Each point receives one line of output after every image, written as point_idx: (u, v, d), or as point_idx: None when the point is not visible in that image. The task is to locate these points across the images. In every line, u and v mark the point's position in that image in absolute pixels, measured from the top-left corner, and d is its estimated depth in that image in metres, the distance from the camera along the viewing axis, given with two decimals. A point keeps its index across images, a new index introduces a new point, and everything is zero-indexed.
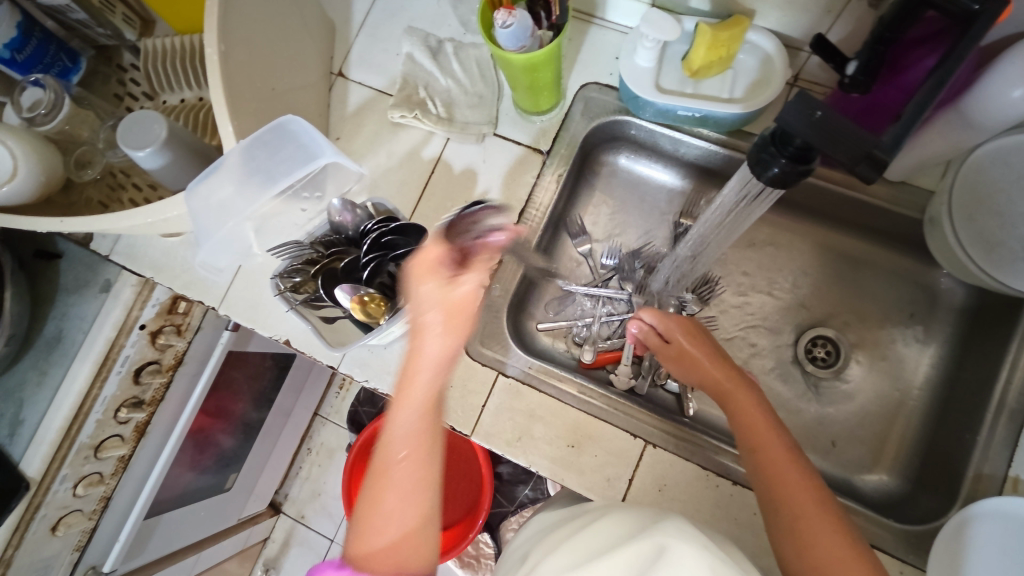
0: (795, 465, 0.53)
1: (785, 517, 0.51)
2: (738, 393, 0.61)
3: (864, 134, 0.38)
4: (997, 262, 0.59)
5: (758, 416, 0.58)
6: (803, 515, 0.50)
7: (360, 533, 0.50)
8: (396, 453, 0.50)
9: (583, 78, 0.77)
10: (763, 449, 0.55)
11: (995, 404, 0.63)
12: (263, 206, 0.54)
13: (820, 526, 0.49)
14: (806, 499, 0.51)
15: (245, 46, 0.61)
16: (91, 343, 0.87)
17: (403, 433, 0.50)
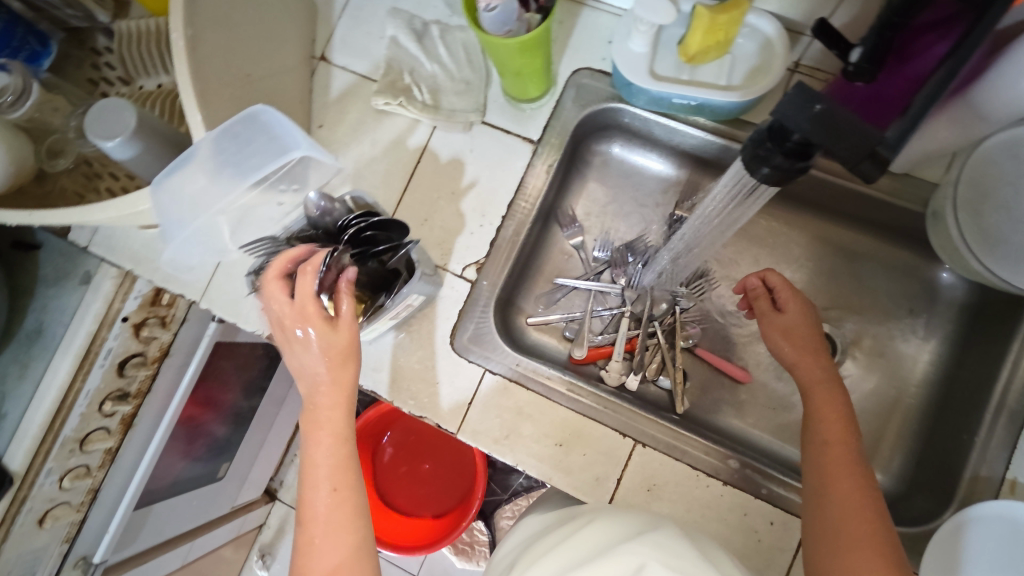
0: (861, 476, 0.52)
1: (828, 519, 0.51)
2: (821, 392, 0.59)
3: (870, 130, 0.35)
4: (1001, 259, 0.57)
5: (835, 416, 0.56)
6: (848, 522, 0.50)
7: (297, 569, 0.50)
8: (323, 490, 0.50)
9: (574, 63, 0.74)
10: (831, 450, 0.55)
11: (994, 404, 0.61)
12: (227, 204, 0.50)
13: (857, 536, 0.49)
14: (858, 510, 0.50)
15: (217, 31, 0.58)
16: (72, 336, 0.85)
17: (319, 469, 0.50)
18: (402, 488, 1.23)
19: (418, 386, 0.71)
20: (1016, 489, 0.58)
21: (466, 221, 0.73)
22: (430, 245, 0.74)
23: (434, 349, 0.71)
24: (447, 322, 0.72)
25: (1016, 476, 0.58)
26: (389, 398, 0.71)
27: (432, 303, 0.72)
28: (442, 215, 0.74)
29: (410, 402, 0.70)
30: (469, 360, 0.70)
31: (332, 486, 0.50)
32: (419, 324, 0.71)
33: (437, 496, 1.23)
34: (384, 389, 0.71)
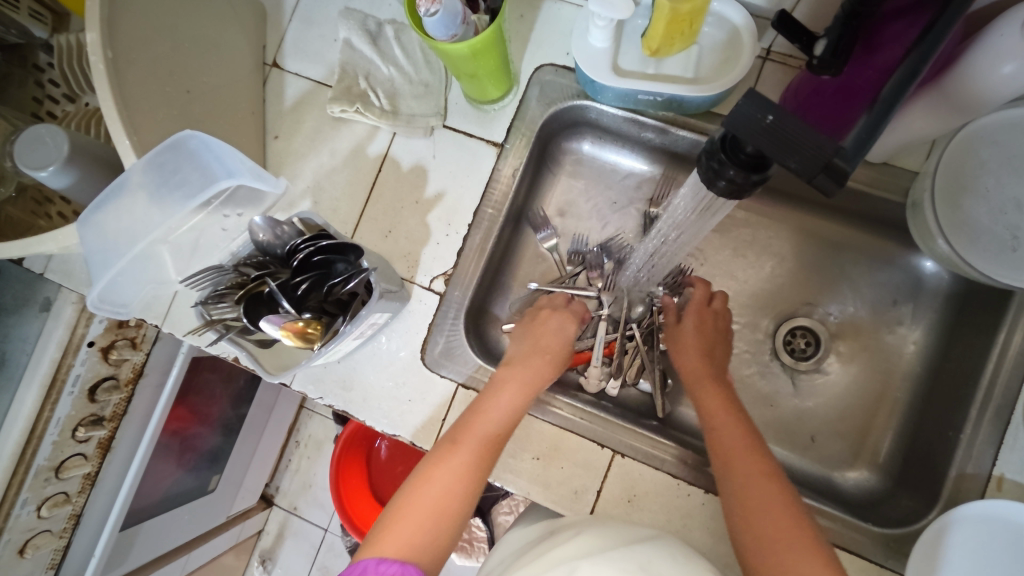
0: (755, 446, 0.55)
1: (737, 492, 0.52)
2: (709, 385, 0.61)
3: (825, 140, 0.33)
4: (982, 252, 0.55)
5: (721, 405, 0.59)
6: (752, 489, 0.51)
7: (372, 538, 0.50)
8: (435, 488, 0.53)
9: (537, 59, 0.71)
10: (722, 432, 0.57)
11: (980, 399, 0.59)
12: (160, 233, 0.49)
13: (765, 504, 0.50)
14: (758, 479, 0.52)
15: (147, 49, 0.55)
16: (37, 364, 0.83)
17: (448, 470, 0.54)
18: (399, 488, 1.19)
19: (390, 404, 0.69)
20: (1002, 486, 0.56)
21: (432, 230, 0.71)
22: (395, 258, 0.71)
23: (405, 365, 0.69)
24: (417, 336, 0.69)
25: (1003, 473, 0.57)
26: (361, 418, 0.69)
27: (400, 318, 0.69)
28: (407, 225, 0.71)
29: (381, 419, 0.69)
30: (440, 374, 0.68)
31: (456, 475, 0.54)
32: (388, 340, 0.69)
33: None
34: (356, 407, 0.69)
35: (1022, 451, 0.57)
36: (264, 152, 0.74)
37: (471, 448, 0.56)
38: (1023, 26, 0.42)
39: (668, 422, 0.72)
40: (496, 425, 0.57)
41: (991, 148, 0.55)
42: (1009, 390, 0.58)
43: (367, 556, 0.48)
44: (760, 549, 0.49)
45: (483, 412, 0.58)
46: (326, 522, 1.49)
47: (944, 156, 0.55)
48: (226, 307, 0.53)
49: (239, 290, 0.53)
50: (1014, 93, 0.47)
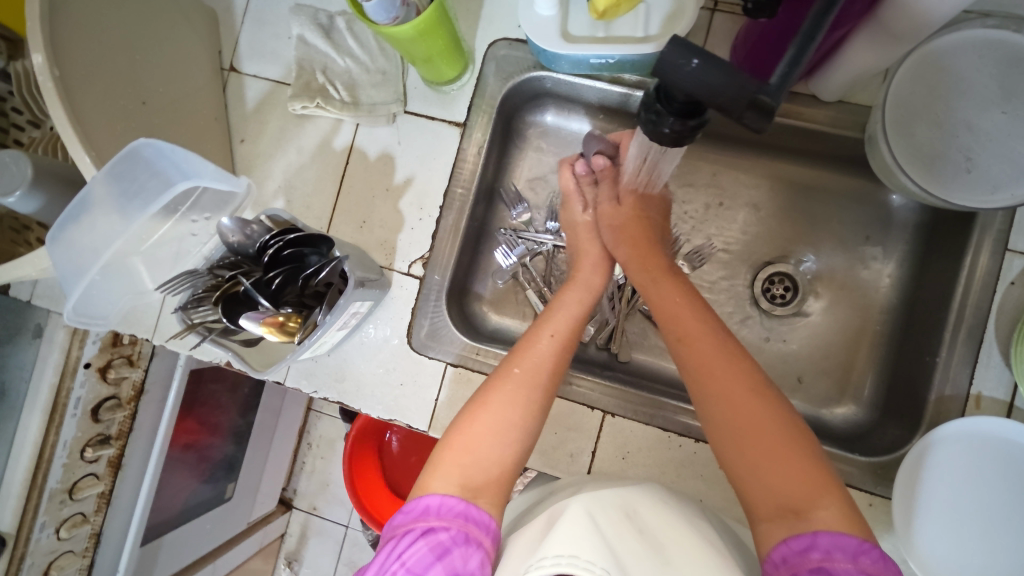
0: (728, 359, 0.52)
1: (718, 410, 0.50)
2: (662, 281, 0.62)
3: (749, 78, 0.33)
4: (940, 177, 0.55)
5: (694, 322, 0.56)
6: (732, 408, 0.49)
7: (428, 473, 0.49)
8: (490, 420, 0.51)
9: (491, 35, 0.71)
10: (695, 342, 0.54)
11: (953, 321, 0.60)
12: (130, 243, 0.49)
13: (758, 433, 0.48)
14: (737, 393, 0.50)
15: (95, 63, 0.55)
16: (36, 391, 0.84)
17: (503, 400, 0.52)
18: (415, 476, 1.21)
19: (383, 390, 0.70)
20: (980, 403, 0.58)
21: (405, 216, 0.71)
22: (372, 248, 0.72)
23: (394, 351, 0.70)
24: (402, 322, 0.70)
25: (980, 391, 0.58)
26: (356, 406, 0.71)
27: (384, 305, 0.71)
28: (381, 214, 0.72)
29: (377, 406, 0.70)
30: (429, 356, 0.69)
31: (515, 395, 0.53)
32: (375, 328, 0.70)
33: None
34: (351, 397, 0.71)
35: (997, 367, 0.58)
36: (233, 157, 0.74)
37: (527, 373, 0.54)
38: None
39: (656, 378, 0.74)
40: (550, 348, 0.56)
41: (941, 73, 0.55)
42: (980, 310, 0.59)
43: (427, 494, 0.47)
44: (743, 473, 0.47)
45: (536, 337, 0.57)
46: (345, 518, 1.51)
47: (894, 86, 0.56)
48: (206, 310, 0.55)
49: (215, 292, 0.55)
50: (948, 13, 0.47)
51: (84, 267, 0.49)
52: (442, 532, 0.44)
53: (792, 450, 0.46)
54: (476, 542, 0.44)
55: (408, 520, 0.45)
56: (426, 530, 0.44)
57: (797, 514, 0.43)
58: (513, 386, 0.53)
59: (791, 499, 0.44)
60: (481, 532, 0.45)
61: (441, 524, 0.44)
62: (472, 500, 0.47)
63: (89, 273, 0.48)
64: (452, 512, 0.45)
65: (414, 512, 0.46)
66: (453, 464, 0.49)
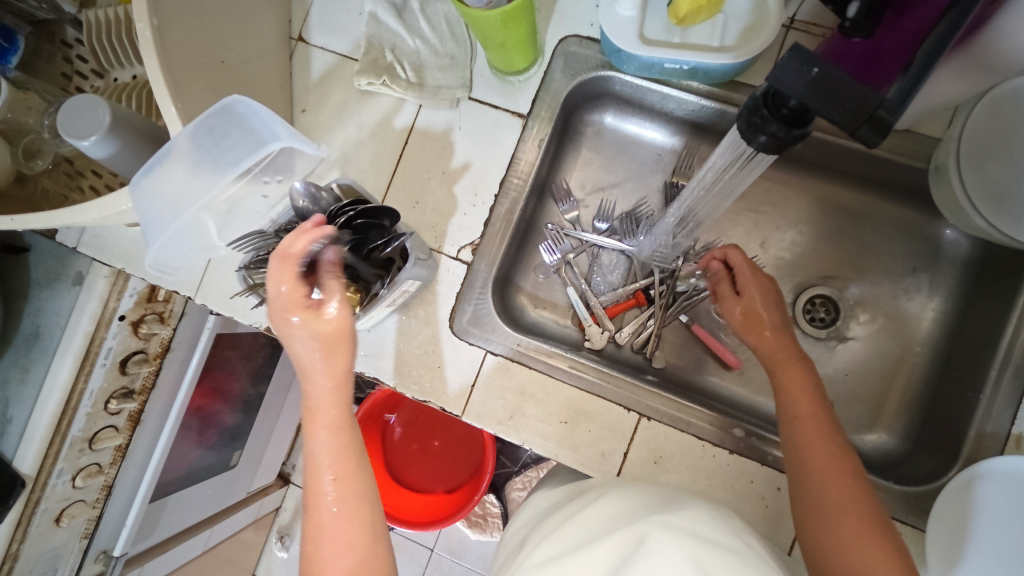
0: (834, 445, 0.52)
1: (817, 495, 0.51)
2: (787, 361, 0.59)
3: (868, 92, 0.34)
4: (1008, 216, 0.56)
5: (808, 404, 0.55)
6: (837, 492, 0.50)
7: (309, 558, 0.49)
8: (324, 478, 0.50)
9: (562, 31, 0.71)
10: (803, 423, 0.55)
11: (1000, 359, 0.60)
12: (216, 197, 0.49)
13: (852, 522, 0.48)
14: (837, 477, 0.50)
15: (186, 16, 0.55)
16: (70, 338, 0.84)
17: (324, 456, 0.50)
18: (414, 465, 1.20)
19: (419, 371, 0.70)
20: (1021, 444, 0.58)
21: (458, 201, 0.72)
22: (422, 229, 0.72)
23: (434, 333, 0.70)
24: (445, 305, 0.71)
25: (1021, 432, 0.58)
26: (390, 384, 0.71)
27: (430, 287, 0.71)
28: (434, 196, 0.72)
29: (411, 386, 0.70)
30: (469, 342, 0.70)
31: (347, 451, 0.51)
32: (418, 309, 0.71)
33: (448, 470, 1.20)
34: (386, 374, 0.71)
35: None
36: (292, 126, 0.75)
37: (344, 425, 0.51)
38: None
39: (690, 387, 0.74)
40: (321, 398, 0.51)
41: (1017, 112, 0.55)
42: None
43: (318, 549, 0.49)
44: (827, 546, 0.49)
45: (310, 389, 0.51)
46: None
47: (971, 120, 0.56)
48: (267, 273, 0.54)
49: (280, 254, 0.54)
50: None
51: (164, 217, 0.49)
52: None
53: (883, 540, 0.46)
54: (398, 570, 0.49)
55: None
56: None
57: None
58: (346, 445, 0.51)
59: None
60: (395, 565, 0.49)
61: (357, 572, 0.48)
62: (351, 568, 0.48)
63: (170, 224, 0.49)
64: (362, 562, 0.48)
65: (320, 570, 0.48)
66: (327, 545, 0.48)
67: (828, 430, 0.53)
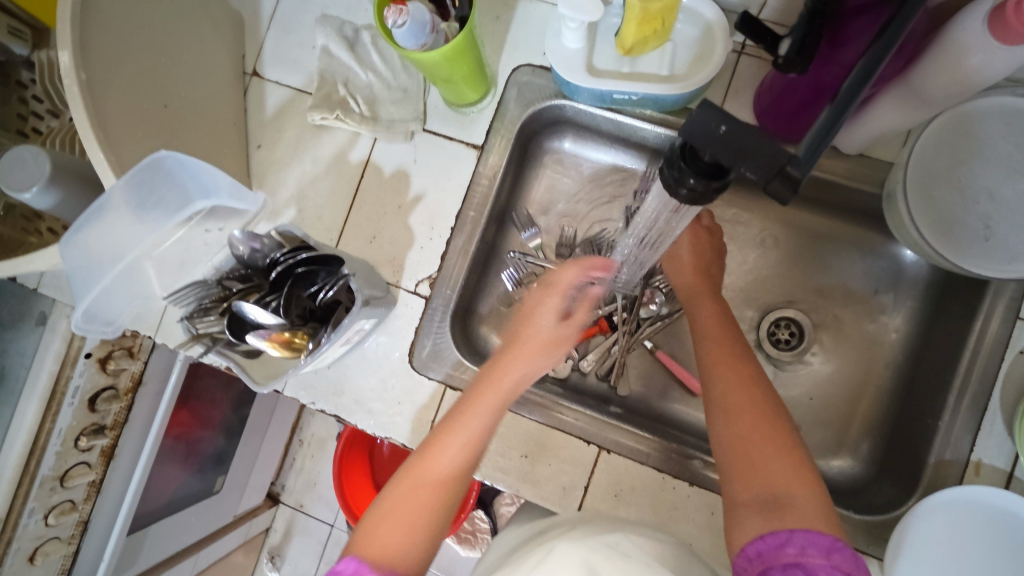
0: (743, 360, 0.55)
1: (721, 399, 0.53)
2: (705, 297, 0.63)
3: (776, 147, 0.33)
4: (958, 245, 0.55)
5: (718, 329, 0.59)
6: (737, 396, 0.52)
7: (362, 533, 0.47)
8: (427, 475, 0.49)
9: (515, 60, 0.71)
10: (711, 341, 0.58)
11: (958, 385, 0.60)
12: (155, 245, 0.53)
13: (749, 422, 0.51)
14: (737, 378, 0.53)
15: (122, 67, 0.55)
16: (35, 378, 0.84)
17: (455, 449, 0.49)
18: None
19: (380, 407, 0.70)
20: (980, 471, 0.58)
21: (415, 235, 0.71)
22: (380, 263, 0.72)
23: (393, 369, 0.70)
24: (405, 340, 0.70)
25: (980, 458, 0.58)
26: (351, 421, 0.71)
27: (388, 322, 0.70)
28: (391, 230, 0.72)
29: (372, 423, 0.70)
30: (428, 377, 0.69)
31: (462, 446, 0.50)
32: (376, 346, 0.70)
33: None
34: (347, 412, 0.70)
35: (998, 437, 0.58)
36: (247, 162, 0.74)
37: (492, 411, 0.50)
38: (985, 21, 0.42)
39: (656, 416, 0.73)
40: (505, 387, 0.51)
41: (963, 138, 0.55)
42: (985, 376, 0.59)
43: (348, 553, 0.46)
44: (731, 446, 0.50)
45: (505, 372, 0.52)
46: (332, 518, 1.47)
47: (917, 148, 0.56)
48: (212, 320, 0.55)
49: (223, 303, 0.56)
50: (978, 86, 0.47)
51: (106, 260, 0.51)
52: None
53: (777, 439, 0.49)
54: None
55: None
56: None
57: (776, 505, 0.45)
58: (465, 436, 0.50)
59: (774, 490, 0.46)
60: None
61: None
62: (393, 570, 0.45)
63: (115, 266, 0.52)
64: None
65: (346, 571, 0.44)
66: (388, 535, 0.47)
67: (732, 343, 0.57)
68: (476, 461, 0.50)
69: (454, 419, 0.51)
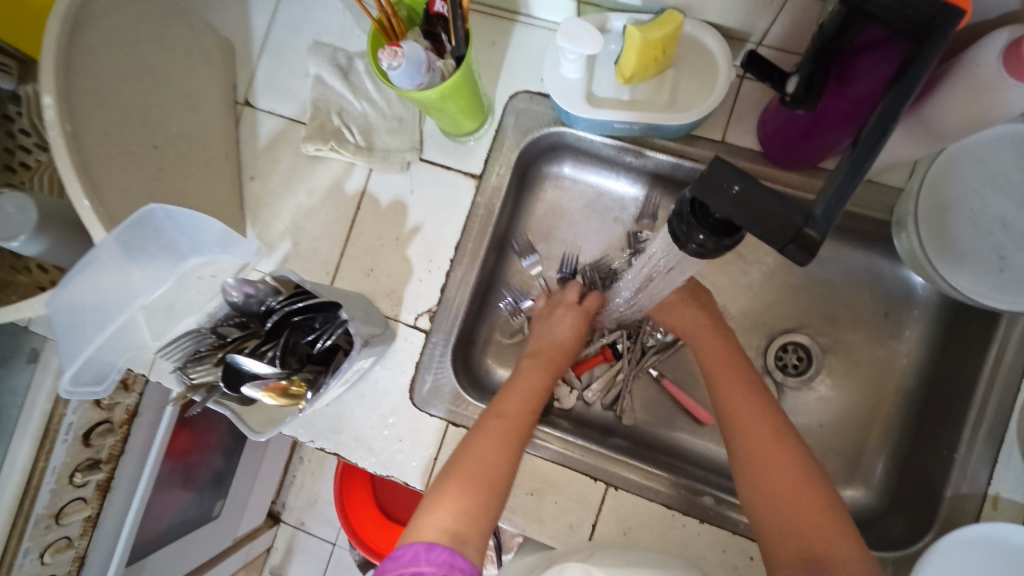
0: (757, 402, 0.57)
1: (744, 451, 0.54)
2: (712, 343, 0.63)
3: (789, 211, 0.32)
4: (971, 275, 0.54)
5: (723, 363, 0.61)
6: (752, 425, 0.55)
7: (417, 524, 0.49)
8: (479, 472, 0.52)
9: (512, 87, 0.69)
10: (721, 386, 0.60)
11: (973, 416, 0.58)
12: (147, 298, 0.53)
13: (774, 471, 0.52)
14: (751, 424, 0.55)
15: (108, 110, 0.53)
16: (27, 417, 0.78)
17: (495, 448, 0.54)
18: (405, 501, 1.13)
19: (381, 445, 0.68)
20: (998, 505, 0.57)
21: (414, 267, 0.70)
22: (377, 296, 0.70)
23: (394, 406, 0.68)
24: (405, 375, 0.69)
25: (998, 492, 0.57)
26: (352, 460, 0.69)
27: (386, 358, 0.69)
28: (389, 262, 0.70)
29: (373, 461, 0.68)
30: (429, 413, 0.68)
31: (502, 440, 0.55)
32: (376, 382, 0.69)
33: None
34: (347, 450, 0.69)
35: (1016, 470, 0.57)
36: (240, 194, 0.72)
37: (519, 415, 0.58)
38: (999, 57, 0.41)
39: (663, 447, 0.72)
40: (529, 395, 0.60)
41: (975, 167, 0.54)
42: (1001, 407, 0.58)
43: (416, 541, 0.46)
44: (763, 503, 0.51)
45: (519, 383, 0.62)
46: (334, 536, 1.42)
47: (928, 178, 0.54)
48: (206, 369, 0.54)
49: (219, 351, 0.54)
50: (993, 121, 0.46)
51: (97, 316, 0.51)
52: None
53: (807, 489, 0.50)
54: None
55: (398, 564, 0.44)
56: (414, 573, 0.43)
57: (814, 556, 0.46)
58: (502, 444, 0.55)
59: (809, 540, 0.47)
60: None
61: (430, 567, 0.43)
62: (459, 548, 0.46)
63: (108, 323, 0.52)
64: (440, 557, 0.44)
65: (403, 556, 0.44)
66: (445, 514, 0.49)
67: (744, 384, 0.59)
68: (524, 431, 0.57)
69: (503, 422, 0.57)
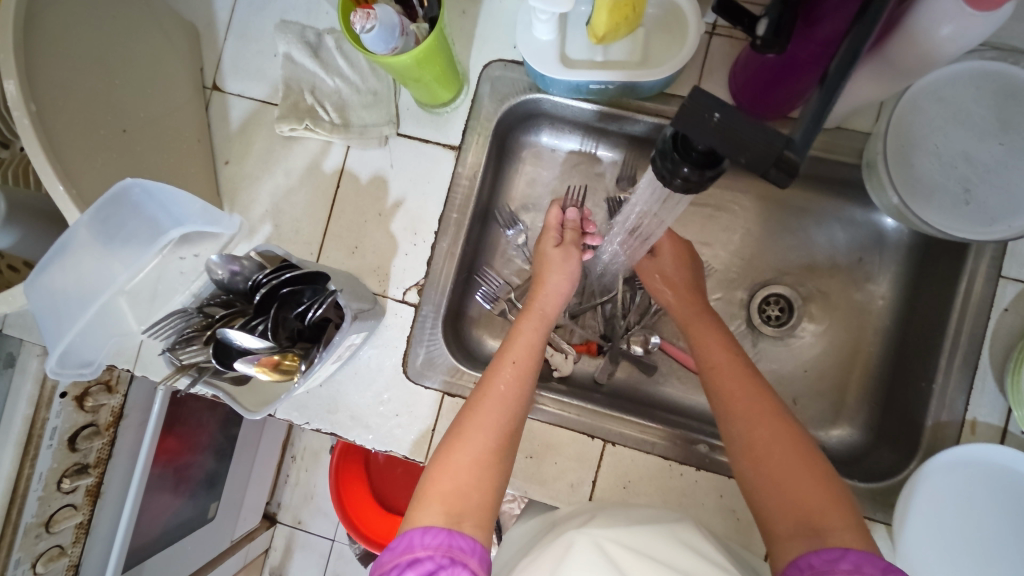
0: (752, 380, 0.56)
1: (743, 434, 0.53)
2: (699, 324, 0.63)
3: (770, 135, 0.33)
4: (941, 209, 0.56)
5: (714, 339, 0.61)
6: (761, 433, 0.52)
7: (414, 508, 0.50)
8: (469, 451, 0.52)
9: (485, 56, 0.69)
10: (718, 367, 0.58)
11: (949, 347, 0.61)
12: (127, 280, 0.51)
13: (769, 445, 0.52)
14: (738, 386, 0.56)
15: (73, 93, 0.52)
16: (7, 424, 0.75)
17: (487, 424, 0.53)
18: (401, 487, 1.14)
19: (378, 421, 0.68)
20: (976, 429, 0.60)
21: (399, 242, 0.70)
22: (364, 273, 0.70)
23: (388, 382, 0.68)
24: (397, 349, 0.69)
25: (975, 417, 0.60)
26: (350, 438, 0.69)
27: (377, 333, 0.69)
28: (373, 238, 0.70)
29: (371, 438, 0.68)
30: (424, 385, 0.68)
31: (493, 410, 0.54)
32: (369, 358, 0.69)
33: None
34: (344, 429, 0.68)
35: (989, 394, 0.60)
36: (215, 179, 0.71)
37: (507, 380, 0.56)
38: None
39: (656, 403, 0.73)
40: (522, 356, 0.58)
41: (936, 106, 0.56)
42: (974, 336, 0.60)
43: (411, 529, 0.47)
44: (761, 479, 0.51)
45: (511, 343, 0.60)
46: (332, 532, 1.41)
47: (894, 118, 0.56)
48: (197, 350, 0.53)
49: (207, 332, 0.54)
50: (954, 54, 0.47)
51: (78, 303, 0.50)
52: (427, 560, 0.44)
53: (806, 465, 0.50)
54: (461, 563, 0.44)
55: (395, 555, 0.45)
56: (412, 561, 0.44)
57: (814, 529, 0.46)
58: (488, 417, 0.54)
59: (808, 512, 0.47)
60: (466, 554, 0.45)
61: (427, 551, 0.45)
62: (456, 528, 0.47)
63: (86, 310, 0.50)
64: (435, 540, 0.45)
65: (399, 547, 0.46)
66: (438, 494, 0.49)
67: (735, 362, 0.58)
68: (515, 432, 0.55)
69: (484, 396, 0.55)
